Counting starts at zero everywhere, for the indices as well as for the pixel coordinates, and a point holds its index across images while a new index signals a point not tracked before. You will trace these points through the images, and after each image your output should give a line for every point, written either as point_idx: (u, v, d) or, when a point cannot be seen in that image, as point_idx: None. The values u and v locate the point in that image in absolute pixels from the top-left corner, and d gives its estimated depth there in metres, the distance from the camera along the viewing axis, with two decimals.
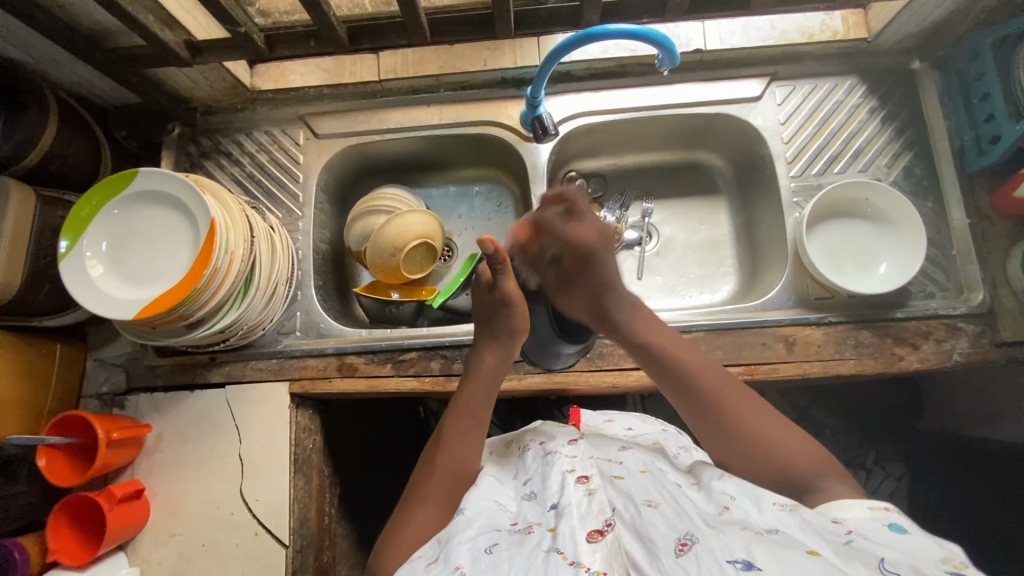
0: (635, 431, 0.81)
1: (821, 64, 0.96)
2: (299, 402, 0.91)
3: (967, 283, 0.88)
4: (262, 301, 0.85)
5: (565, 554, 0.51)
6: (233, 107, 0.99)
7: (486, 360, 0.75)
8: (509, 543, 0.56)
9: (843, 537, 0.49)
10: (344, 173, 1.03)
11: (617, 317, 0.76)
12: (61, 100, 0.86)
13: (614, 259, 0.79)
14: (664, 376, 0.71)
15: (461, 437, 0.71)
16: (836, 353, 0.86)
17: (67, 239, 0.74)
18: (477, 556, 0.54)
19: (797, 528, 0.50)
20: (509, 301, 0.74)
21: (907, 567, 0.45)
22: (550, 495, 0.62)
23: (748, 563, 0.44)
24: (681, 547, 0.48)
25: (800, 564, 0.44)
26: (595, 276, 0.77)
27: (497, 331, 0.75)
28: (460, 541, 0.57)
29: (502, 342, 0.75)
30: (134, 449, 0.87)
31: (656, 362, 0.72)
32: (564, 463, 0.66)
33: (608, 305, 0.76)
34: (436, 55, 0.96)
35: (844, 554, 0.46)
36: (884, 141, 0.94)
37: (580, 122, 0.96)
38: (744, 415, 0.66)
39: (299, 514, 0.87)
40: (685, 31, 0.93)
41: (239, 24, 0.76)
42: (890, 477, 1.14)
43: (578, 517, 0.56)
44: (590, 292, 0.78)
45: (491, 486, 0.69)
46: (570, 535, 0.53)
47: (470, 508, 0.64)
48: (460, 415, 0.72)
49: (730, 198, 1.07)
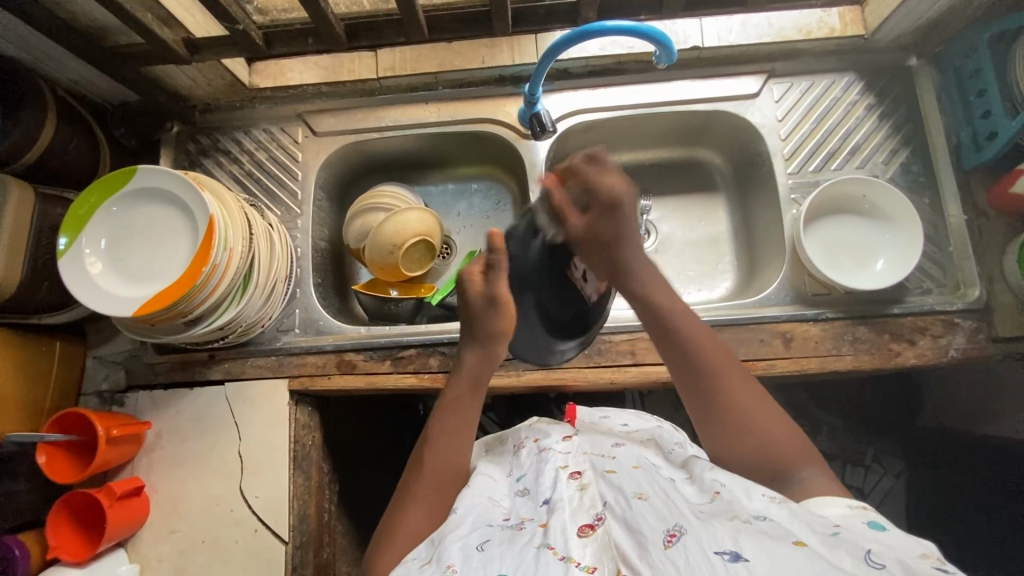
0: (630, 427, 0.82)
1: (818, 61, 0.96)
2: (298, 399, 0.91)
3: (964, 279, 0.88)
4: (261, 298, 0.85)
5: (556, 549, 0.51)
6: (232, 105, 0.99)
7: (467, 362, 0.75)
8: (502, 539, 0.56)
9: (829, 529, 0.49)
10: (343, 170, 1.03)
11: (629, 276, 0.73)
12: (59, 98, 0.86)
13: (636, 216, 0.74)
14: (668, 343, 0.70)
15: (447, 438, 0.71)
16: (833, 349, 0.86)
17: (66, 237, 0.74)
18: (469, 553, 0.55)
19: (785, 517, 0.50)
20: (496, 301, 0.72)
21: (893, 560, 0.45)
22: (543, 491, 0.62)
23: (736, 555, 0.44)
24: (669, 539, 0.49)
25: (787, 554, 0.44)
26: (620, 225, 0.72)
27: (479, 333, 0.74)
28: (452, 539, 0.58)
29: (481, 341, 0.74)
30: (134, 445, 0.87)
31: (666, 327, 0.71)
32: (558, 460, 0.66)
33: (624, 257, 0.73)
34: (434, 52, 0.96)
35: (829, 544, 0.46)
36: (882, 138, 0.94)
37: (578, 119, 0.96)
38: (736, 382, 0.67)
39: (299, 510, 0.87)
40: (683, 28, 0.92)
41: (236, 21, 0.76)
42: (888, 474, 1.14)
43: (569, 512, 0.56)
44: (607, 249, 0.73)
45: (485, 484, 0.69)
46: (561, 530, 0.53)
47: (463, 504, 0.64)
48: (445, 416, 0.73)
49: (728, 195, 1.07)
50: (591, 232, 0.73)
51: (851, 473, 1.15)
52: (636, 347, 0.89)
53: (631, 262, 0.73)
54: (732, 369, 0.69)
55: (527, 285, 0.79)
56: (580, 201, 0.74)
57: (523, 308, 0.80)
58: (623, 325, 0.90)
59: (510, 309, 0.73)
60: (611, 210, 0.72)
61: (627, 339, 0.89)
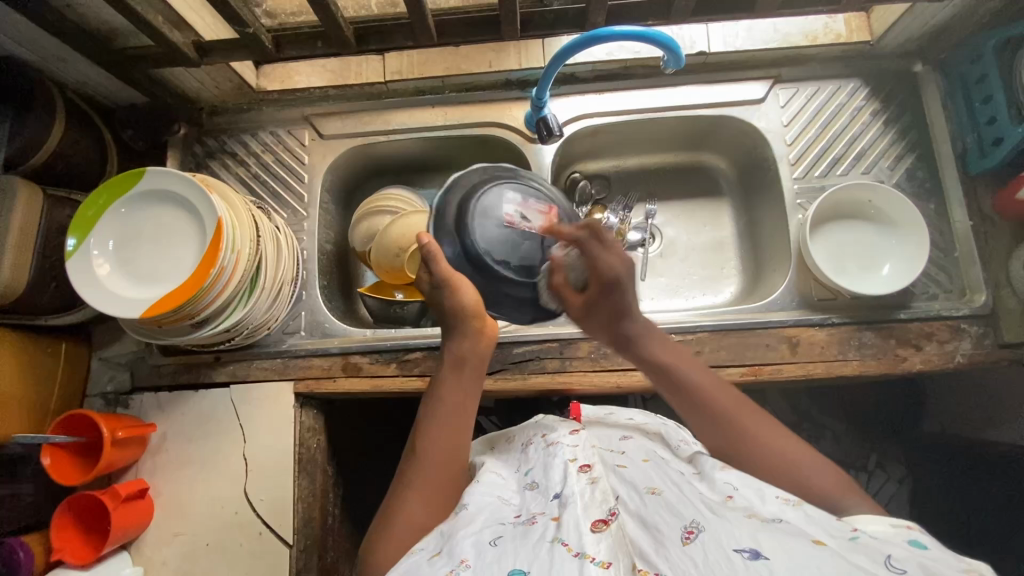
0: (637, 420, 0.81)
1: (824, 66, 0.96)
2: (303, 402, 0.91)
3: (970, 286, 0.88)
4: (268, 299, 0.85)
5: (570, 545, 0.51)
6: (238, 108, 1.00)
7: (453, 349, 0.74)
8: (514, 535, 0.56)
9: (848, 534, 0.49)
10: (349, 173, 1.03)
11: (636, 343, 0.75)
12: (67, 100, 0.86)
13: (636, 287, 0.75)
14: (687, 405, 0.70)
15: (444, 428, 0.70)
16: (839, 354, 0.86)
17: (74, 238, 0.74)
18: (482, 548, 0.54)
19: (802, 520, 0.50)
20: (445, 284, 0.71)
21: (913, 564, 0.45)
22: (553, 485, 0.62)
23: (755, 552, 0.44)
24: (687, 535, 0.49)
25: (806, 552, 0.44)
26: (620, 302, 0.74)
27: (449, 323, 0.74)
28: (464, 535, 0.57)
29: (453, 325, 0.73)
30: (138, 448, 0.87)
31: (678, 390, 0.71)
32: (567, 452, 0.66)
33: (632, 327, 0.75)
34: (442, 56, 0.97)
35: (851, 549, 0.46)
36: (887, 144, 0.95)
37: (585, 123, 0.97)
38: (751, 425, 0.66)
39: (304, 513, 0.87)
40: (690, 34, 0.94)
41: (246, 24, 0.76)
42: (891, 479, 1.13)
43: (582, 506, 0.56)
44: (613, 319, 0.75)
45: (493, 481, 0.69)
46: (574, 525, 0.53)
47: (472, 502, 0.64)
48: (435, 401, 0.72)
49: (733, 199, 1.07)
50: (594, 308, 0.75)
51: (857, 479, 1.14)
52: None
53: (639, 327, 0.75)
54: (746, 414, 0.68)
55: (478, 263, 0.74)
56: (579, 277, 0.75)
57: (487, 283, 0.75)
58: None
59: (462, 283, 0.72)
60: (613, 285, 0.73)
61: None
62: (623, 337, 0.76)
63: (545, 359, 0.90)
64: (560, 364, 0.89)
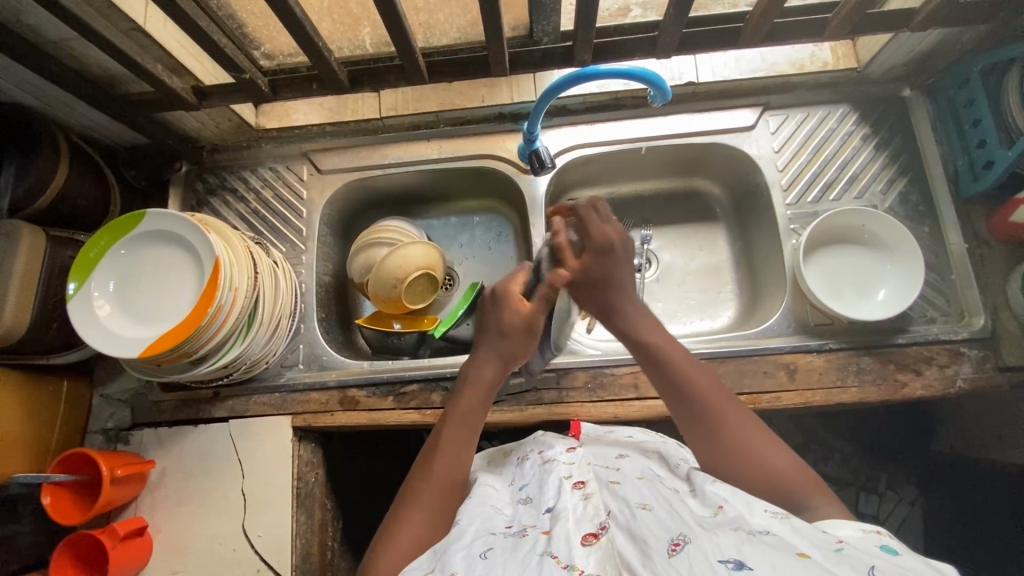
0: (636, 439, 0.79)
1: (812, 93, 0.97)
2: (301, 435, 0.91)
3: (968, 308, 0.88)
4: (266, 335, 0.86)
5: (558, 558, 0.51)
6: (238, 146, 1.02)
7: (485, 372, 0.74)
8: (505, 547, 0.56)
9: (833, 544, 0.48)
10: (347, 207, 1.05)
11: (617, 318, 0.74)
12: (72, 143, 0.88)
13: (627, 265, 0.75)
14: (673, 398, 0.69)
15: (459, 449, 0.70)
16: (838, 381, 0.86)
17: (74, 282, 0.75)
18: (473, 561, 0.54)
19: (787, 532, 0.50)
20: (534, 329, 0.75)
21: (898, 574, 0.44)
22: (546, 500, 0.62)
23: (740, 563, 0.45)
24: (673, 548, 0.49)
25: (793, 565, 0.44)
26: (609, 272, 0.74)
27: (500, 346, 0.74)
28: (455, 549, 0.57)
29: (504, 358, 0.74)
30: (138, 485, 0.87)
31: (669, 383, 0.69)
32: (562, 469, 0.66)
33: (618, 301, 0.74)
34: (436, 93, 0.99)
35: (834, 559, 0.45)
36: (878, 168, 0.95)
37: (577, 153, 0.98)
38: (734, 421, 0.66)
39: (302, 549, 0.87)
40: (677, 66, 0.96)
41: (242, 70, 0.79)
42: (903, 501, 1.10)
43: (573, 520, 0.55)
44: (599, 291, 0.74)
45: (487, 493, 0.69)
46: (563, 539, 0.53)
47: (466, 515, 0.63)
48: (456, 422, 0.72)
49: (729, 225, 1.07)
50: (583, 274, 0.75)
51: (866, 501, 1.11)
52: (639, 380, 0.89)
53: (624, 302, 0.74)
54: (732, 412, 0.67)
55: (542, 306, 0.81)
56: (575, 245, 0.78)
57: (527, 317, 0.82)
58: (625, 358, 0.90)
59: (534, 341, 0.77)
60: (604, 253, 0.74)
61: (630, 372, 0.89)
62: (607, 308, 0.74)
63: (542, 391, 0.89)
64: (557, 395, 0.89)
